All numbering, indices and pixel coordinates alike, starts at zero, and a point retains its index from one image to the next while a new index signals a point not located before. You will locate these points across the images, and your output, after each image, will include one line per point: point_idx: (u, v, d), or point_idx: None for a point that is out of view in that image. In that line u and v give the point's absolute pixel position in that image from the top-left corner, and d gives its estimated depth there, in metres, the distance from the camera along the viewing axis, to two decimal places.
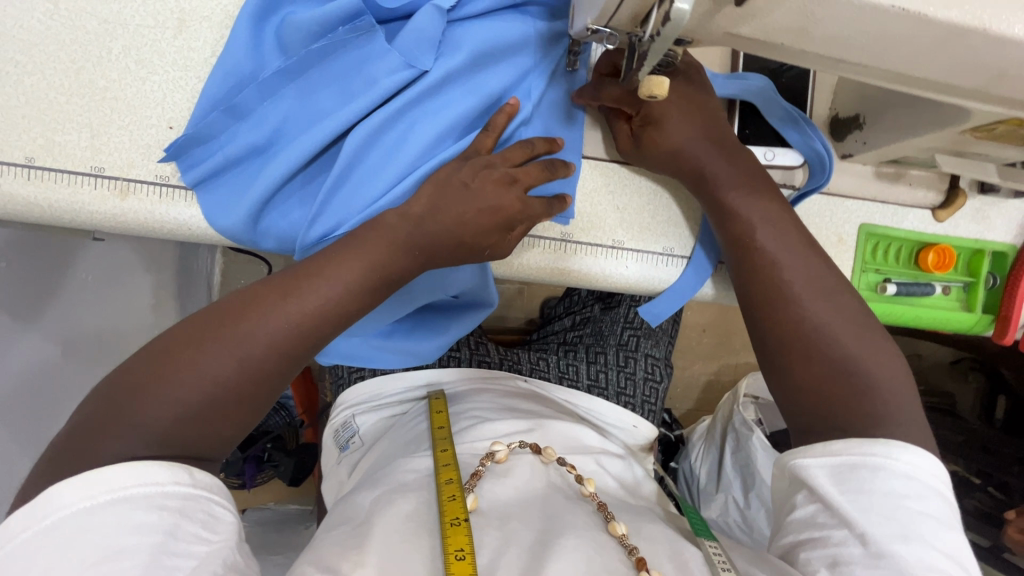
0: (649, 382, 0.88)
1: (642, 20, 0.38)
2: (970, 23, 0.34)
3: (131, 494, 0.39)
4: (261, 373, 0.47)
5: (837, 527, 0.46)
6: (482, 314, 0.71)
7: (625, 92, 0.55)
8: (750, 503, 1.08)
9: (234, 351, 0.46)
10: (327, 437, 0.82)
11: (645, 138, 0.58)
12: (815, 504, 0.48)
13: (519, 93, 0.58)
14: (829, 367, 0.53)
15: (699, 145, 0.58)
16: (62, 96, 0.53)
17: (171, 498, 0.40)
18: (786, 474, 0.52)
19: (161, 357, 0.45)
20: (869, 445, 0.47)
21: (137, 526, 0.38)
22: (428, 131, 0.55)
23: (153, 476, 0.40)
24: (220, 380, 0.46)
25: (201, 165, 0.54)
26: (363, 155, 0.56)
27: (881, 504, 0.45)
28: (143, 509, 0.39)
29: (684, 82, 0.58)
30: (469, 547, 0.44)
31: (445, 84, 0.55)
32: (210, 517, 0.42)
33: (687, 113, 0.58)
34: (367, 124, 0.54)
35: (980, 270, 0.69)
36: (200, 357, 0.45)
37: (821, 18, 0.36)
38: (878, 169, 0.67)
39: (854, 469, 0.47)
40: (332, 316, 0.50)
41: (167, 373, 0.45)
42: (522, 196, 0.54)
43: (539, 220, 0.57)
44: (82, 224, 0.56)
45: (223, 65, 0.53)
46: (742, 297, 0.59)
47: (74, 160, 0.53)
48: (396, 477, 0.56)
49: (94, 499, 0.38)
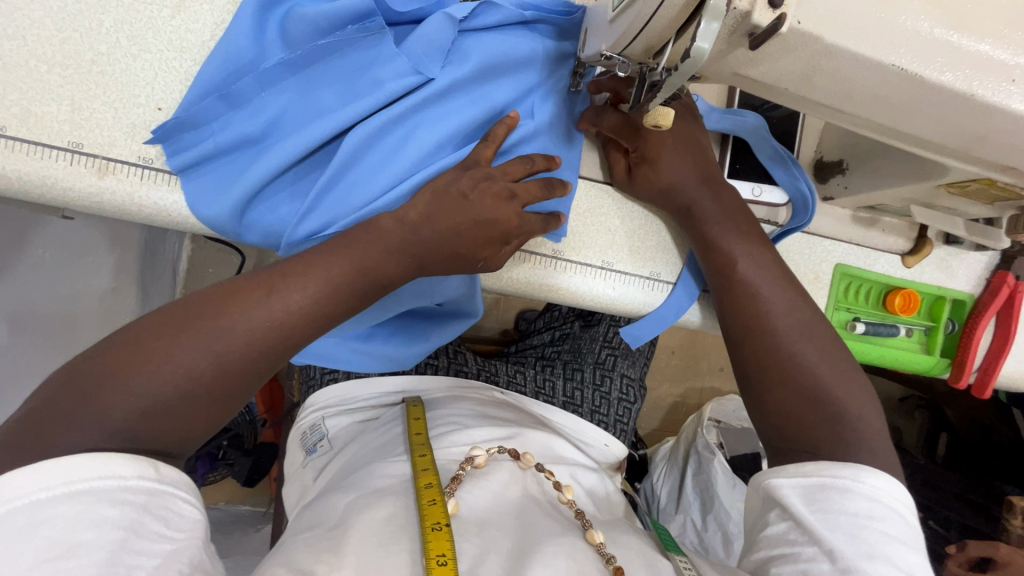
0: (623, 402, 0.89)
1: (659, 52, 0.39)
2: (960, 87, 0.36)
3: (91, 487, 0.36)
4: (236, 371, 0.45)
5: (806, 544, 0.46)
6: (465, 325, 0.71)
7: (621, 123, 0.57)
8: (706, 526, 1.10)
9: (212, 346, 0.44)
10: (293, 437, 0.79)
11: (639, 174, 0.60)
12: (787, 521, 0.49)
13: (522, 108, 0.58)
14: (804, 399, 0.54)
15: (693, 181, 0.60)
16: (44, 65, 0.50)
17: (134, 492, 0.38)
18: (760, 493, 0.52)
19: (129, 348, 0.42)
20: (836, 467, 0.49)
21: (96, 521, 0.36)
22: (429, 137, 0.55)
23: (116, 469, 0.38)
24: (194, 375, 0.43)
25: (190, 150, 0.52)
26: (360, 155, 0.55)
27: (846, 523, 0.46)
28: (104, 504, 0.36)
29: (684, 121, 0.60)
30: (451, 553, 0.43)
31: (450, 93, 0.55)
32: (175, 514, 0.40)
33: (682, 145, 0.60)
34: (368, 125, 0.53)
35: (941, 316, 0.72)
36: (173, 349, 0.43)
37: (826, 69, 0.37)
38: (855, 214, 0.71)
39: (823, 491, 0.48)
40: (317, 315, 0.48)
41: (136, 364, 0.42)
42: (519, 212, 0.55)
43: (535, 236, 0.58)
44: (53, 200, 0.52)
45: (222, 50, 0.52)
46: (725, 330, 0.61)
47: (50, 132, 0.50)
48: (370, 482, 0.54)
49: (51, 491, 0.35)
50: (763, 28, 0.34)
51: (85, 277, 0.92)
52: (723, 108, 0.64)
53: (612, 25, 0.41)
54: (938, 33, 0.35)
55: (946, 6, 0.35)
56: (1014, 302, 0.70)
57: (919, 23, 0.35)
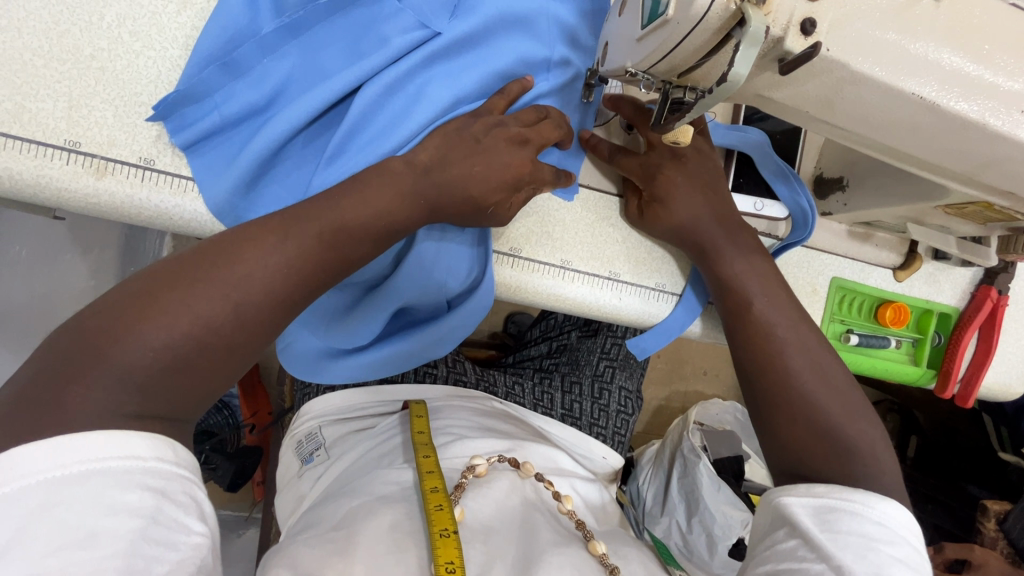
0: (621, 414, 0.90)
1: (685, 72, 0.39)
2: (971, 115, 0.38)
3: (109, 468, 0.34)
4: (257, 317, 0.43)
5: (814, 561, 0.46)
6: (473, 320, 0.62)
7: (639, 165, 0.60)
8: (692, 528, 1.14)
9: (231, 294, 0.41)
10: (288, 446, 0.78)
11: (648, 213, 0.61)
12: (796, 539, 0.49)
13: (539, 66, 0.57)
14: (806, 412, 0.55)
15: (701, 216, 0.60)
16: (40, 59, 0.48)
17: (154, 476, 0.35)
18: (769, 511, 0.53)
19: (141, 297, 0.39)
20: (845, 492, 0.49)
21: (115, 506, 0.33)
22: (443, 95, 0.54)
23: (135, 449, 0.35)
24: (215, 324, 0.41)
25: (194, 125, 0.51)
26: (373, 115, 0.54)
27: (854, 543, 0.46)
28: (123, 488, 0.34)
29: (694, 163, 0.60)
30: (459, 561, 0.42)
31: (458, 49, 0.55)
32: (193, 501, 0.37)
33: (693, 183, 0.60)
34: (378, 83, 0.52)
35: (928, 329, 0.75)
36: (188, 298, 0.40)
37: (849, 95, 0.38)
38: (851, 229, 0.73)
39: (831, 512, 0.48)
40: (330, 267, 0.46)
41: (152, 313, 0.39)
42: (532, 159, 0.54)
43: (544, 188, 0.57)
44: (46, 200, 0.50)
45: (217, 20, 0.50)
46: (736, 358, 0.61)
47: (46, 129, 0.48)
48: (374, 489, 0.53)
49: (66, 469, 0.33)
50: (795, 54, 0.35)
51: (62, 276, 0.88)
52: (727, 124, 0.64)
53: (639, 44, 0.41)
54: (955, 65, 0.37)
55: (965, 40, 0.36)
56: (996, 316, 0.73)
57: (940, 55, 0.36)
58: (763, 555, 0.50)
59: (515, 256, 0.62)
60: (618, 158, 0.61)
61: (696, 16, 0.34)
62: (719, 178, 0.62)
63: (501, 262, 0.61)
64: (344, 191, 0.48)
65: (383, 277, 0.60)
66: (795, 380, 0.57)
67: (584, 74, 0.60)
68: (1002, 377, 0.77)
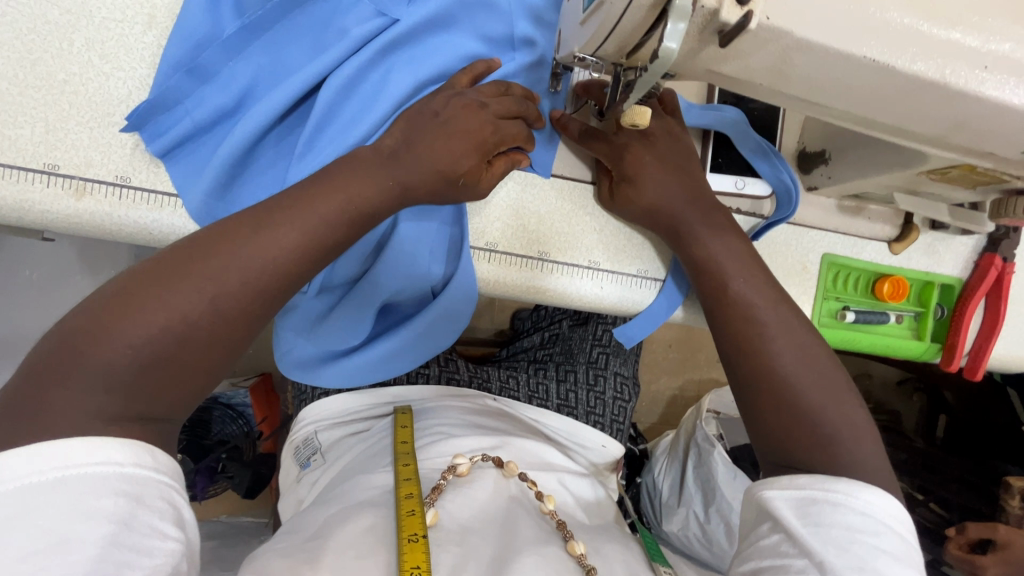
0: (618, 401, 0.89)
1: (632, 51, 0.39)
2: (931, 75, 0.36)
3: (86, 473, 0.35)
4: (233, 312, 0.44)
5: (797, 556, 0.45)
6: (460, 315, 0.63)
7: (608, 148, 0.59)
8: (708, 518, 1.10)
9: (207, 286, 0.42)
10: (289, 452, 0.79)
11: (619, 194, 0.60)
12: (779, 534, 0.48)
13: (502, 50, 0.58)
14: (790, 395, 0.54)
15: (674, 199, 0.60)
16: (16, 88, 0.50)
17: (129, 482, 0.36)
18: (753, 505, 0.52)
19: (120, 298, 0.40)
20: (828, 481, 0.48)
21: (88, 512, 0.34)
22: (406, 80, 0.55)
23: (111, 455, 0.36)
24: (191, 320, 0.42)
25: (167, 133, 0.52)
26: (339, 107, 0.54)
27: (838, 536, 0.45)
28: (98, 493, 0.35)
29: (663, 143, 0.60)
30: (426, 564, 0.43)
31: (418, 35, 0.55)
32: (169, 506, 0.38)
33: (666, 164, 0.60)
34: (341, 75, 0.53)
35: (930, 301, 0.72)
36: (166, 295, 0.41)
37: (797, 64, 0.37)
38: (841, 203, 0.70)
39: (814, 504, 0.47)
40: (296, 276, 0.47)
41: (129, 313, 0.40)
42: (498, 133, 0.53)
43: (516, 157, 0.56)
44: (31, 223, 0.52)
45: (180, 28, 0.51)
46: (718, 339, 0.60)
47: (25, 155, 0.50)
48: (355, 495, 0.54)
49: (43, 476, 0.34)
50: (731, 25, 0.35)
51: (71, 298, 0.91)
52: (702, 104, 0.63)
53: (583, 27, 0.42)
54: (906, 23, 0.35)
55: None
56: (1001, 284, 0.70)
57: (888, 14, 0.35)
58: (748, 551, 0.50)
59: (490, 251, 0.62)
60: (584, 141, 0.60)
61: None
62: (690, 159, 0.61)
63: (478, 258, 0.61)
64: (311, 187, 0.48)
65: (362, 276, 0.61)
66: (777, 364, 0.56)
67: (550, 61, 0.60)
68: (1014, 349, 0.73)
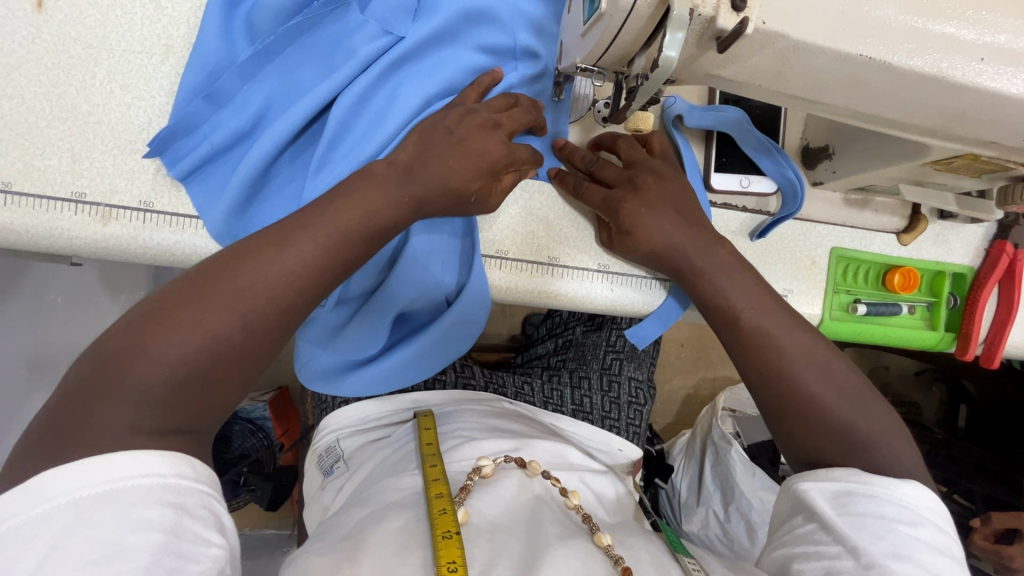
0: (633, 405, 0.90)
1: (632, 59, 0.41)
2: (929, 70, 0.37)
3: (131, 485, 0.36)
4: (261, 328, 0.45)
5: (831, 543, 0.46)
6: (477, 320, 0.64)
7: (603, 199, 0.60)
8: (729, 517, 1.10)
9: (236, 307, 0.44)
10: (312, 460, 0.80)
11: (619, 245, 0.61)
12: (814, 523, 0.48)
13: (506, 63, 0.60)
14: (804, 389, 0.55)
15: (674, 242, 0.59)
16: (43, 121, 0.52)
17: (173, 491, 0.37)
18: (788, 497, 0.52)
19: (155, 316, 0.42)
20: (864, 475, 0.49)
21: (138, 522, 0.35)
22: (414, 94, 0.56)
23: (154, 467, 0.38)
24: (224, 337, 0.43)
25: (187, 156, 0.54)
26: (350, 123, 0.56)
27: (874, 525, 0.45)
28: (145, 504, 0.36)
29: (659, 186, 0.60)
30: (462, 559, 0.44)
31: (423, 50, 0.57)
32: (211, 514, 0.39)
33: (662, 209, 0.60)
34: (351, 92, 0.55)
35: (941, 291, 0.72)
36: (199, 313, 0.43)
37: (797, 64, 0.38)
38: (846, 197, 0.71)
39: (850, 495, 0.48)
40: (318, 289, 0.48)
41: (164, 332, 0.42)
42: (506, 142, 0.54)
43: (525, 167, 0.57)
44: (61, 250, 0.54)
45: (196, 55, 0.54)
46: (727, 343, 0.60)
47: (53, 184, 0.52)
48: (385, 496, 0.55)
49: (93, 489, 0.36)
50: (729, 30, 0.36)
51: (96, 320, 0.94)
52: (703, 106, 0.64)
53: (583, 39, 0.43)
54: (900, 19, 0.36)
55: None
56: (1014, 271, 0.69)
57: (883, 13, 0.36)
58: (782, 539, 0.51)
59: (502, 259, 0.63)
60: (578, 196, 0.61)
61: (625, 8, 0.37)
62: (689, 203, 0.61)
63: (490, 266, 0.63)
64: (328, 202, 0.49)
65: (378, 286, 0.63)
66: (789, 359, 0.56)
67: (551, 70, 0.61)
68: None
